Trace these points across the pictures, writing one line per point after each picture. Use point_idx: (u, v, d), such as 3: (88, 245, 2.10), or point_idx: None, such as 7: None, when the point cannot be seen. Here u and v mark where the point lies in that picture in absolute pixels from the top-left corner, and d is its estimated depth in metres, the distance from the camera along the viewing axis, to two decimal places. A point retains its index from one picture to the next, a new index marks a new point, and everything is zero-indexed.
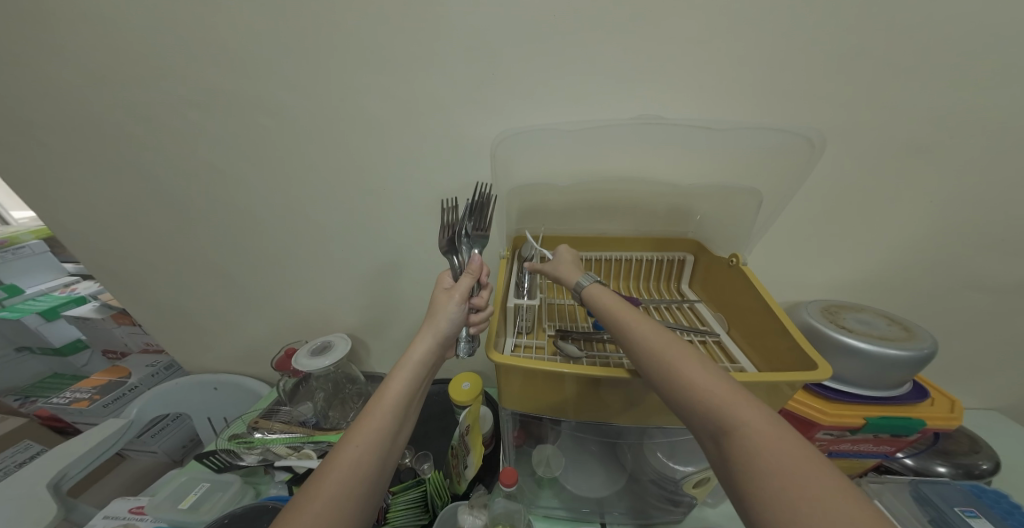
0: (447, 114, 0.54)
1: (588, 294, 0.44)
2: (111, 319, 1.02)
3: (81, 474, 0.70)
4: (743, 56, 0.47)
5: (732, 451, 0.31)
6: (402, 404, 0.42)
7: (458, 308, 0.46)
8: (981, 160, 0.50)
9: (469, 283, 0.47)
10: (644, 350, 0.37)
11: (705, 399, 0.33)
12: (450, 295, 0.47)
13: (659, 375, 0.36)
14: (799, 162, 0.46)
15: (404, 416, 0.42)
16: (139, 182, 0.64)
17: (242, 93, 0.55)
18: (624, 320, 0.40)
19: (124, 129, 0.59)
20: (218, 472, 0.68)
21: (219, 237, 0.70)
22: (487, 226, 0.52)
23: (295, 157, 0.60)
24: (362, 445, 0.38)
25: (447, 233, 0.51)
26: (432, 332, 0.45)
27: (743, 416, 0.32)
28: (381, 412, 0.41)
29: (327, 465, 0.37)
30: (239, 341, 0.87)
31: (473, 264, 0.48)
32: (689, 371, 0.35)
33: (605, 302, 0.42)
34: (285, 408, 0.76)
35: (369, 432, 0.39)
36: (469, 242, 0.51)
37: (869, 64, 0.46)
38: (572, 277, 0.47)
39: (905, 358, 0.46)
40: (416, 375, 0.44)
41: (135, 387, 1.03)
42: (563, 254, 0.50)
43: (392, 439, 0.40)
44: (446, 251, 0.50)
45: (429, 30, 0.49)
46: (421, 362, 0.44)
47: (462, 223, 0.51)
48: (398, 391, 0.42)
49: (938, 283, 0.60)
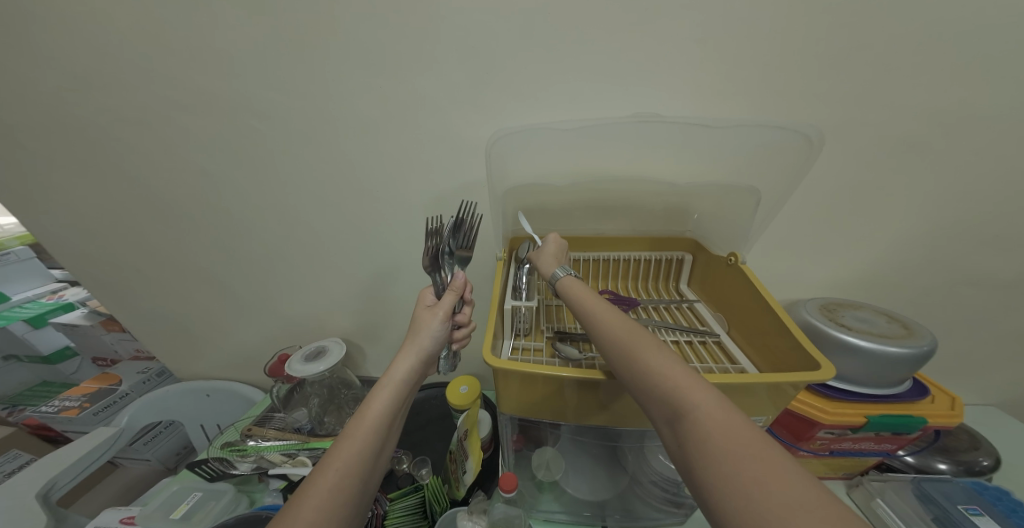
0: (442, 114, 0.53)
1: (562, 285, 0.44)
2: (100, 326, 1.00)
3: (71, 483, 0.67)
4: (739, 53, 0.46)
5: (690, 433, 0.30)
6: (382, 425, 0.41)
7: (441, 326, 0.46)
8: (978, 156, 0.50)
9: (453, 300, 0.47)
10: (609, 335, 0.37)
11: (663, 384, 0.33)
12: (434, 313, 0.47)
13: (620, 361, 0.36)
14: (796, 160, 0.45)
15: (385, 439, 0.41)
16: (125, 187, 0.63)
17: (229, 94, 0.53)
18: (589, 305, 0.40)
19: (109, 132, 0.57)
20: (212, 481, 0.67)
21: (210, 242, 0.68)
22: (470, 245, 0.53)
23: (285, 161, 0.58)
24: (340, 470, 0.37)
25: (429, 250, 0.49)
26: (414, 351, 0.45)
27: (697, 401, 0.31)
28: (360, 434, 0.39)
29: (303, 491, 0.35)
30: (232, 348, 0.86)
31: (457, 281, 0.48)
32: (649, 355, 0.34)
33: (573, 287, 0.43)
34: (279, 415, 0.75)
35: (348, 456, 0.38)
36: (451, 259, 0.51)
37: (864, 62, 0.46)
38: (550, 269, 0.47)
39: (905, 355, 0.46)
40: (397, 396, 0.43)
41: (126, 395, 1.01)
42: (550, 244, 0.50)
43: (373, 461, 0.39)
44: (429, 270, 0.48)
45: (421, 30, 0.48)
46: (402, 383, 0.44)
47: (444, 242, 0.50)
48: (378, 411, 0.41)
49: (935, 279, 0.61)
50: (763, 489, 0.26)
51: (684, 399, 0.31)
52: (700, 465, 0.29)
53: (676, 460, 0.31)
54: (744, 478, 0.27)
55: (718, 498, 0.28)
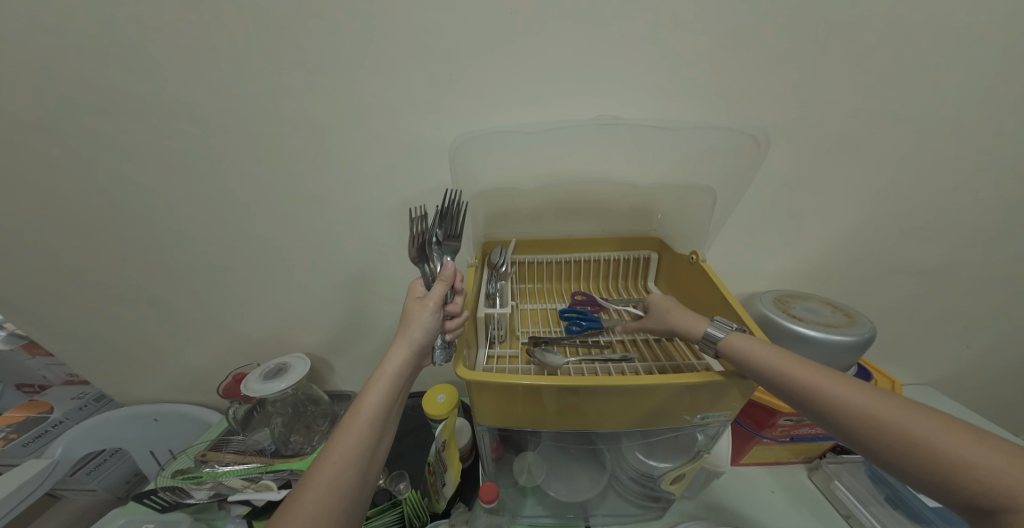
0: (399, 116, 0.51)
1: (727, 341, 0.41)
2: (22, 350, 0.90)
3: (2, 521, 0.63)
4: (689, 56, 0.48)
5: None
6: (378, 420, 0.40)
7: (432, 318, 0.43)
8: (902, 156, 0.55)
9: (444, 291, 0.43)
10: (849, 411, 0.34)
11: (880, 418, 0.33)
12: (424, 304, 0.43)
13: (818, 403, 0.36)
14: (750, 160, 0.47)
15: (381, 433, 0.40)
16: (43, 198, 0.56)
17: (159, 95, 0.49)
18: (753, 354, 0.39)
19: (18, 138, 0.51)
20: (163, 512, 0.62)
21: (147, 257, 0.63)
22: (459, 233, 0.49)
23: (230, 166, 0.54)
24: (338, 463, 0.37)
25: (417, 240, 0.47)
26: (405, 344, 0.42)
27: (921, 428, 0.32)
28: (357, 428, 0.39)
29: (303, 486, 0.36)
30: (180, 368, 0.79)
31: (446, 270, 0.44)
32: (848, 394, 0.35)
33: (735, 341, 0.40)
34: (238, 437, 0.70)
35: (345, 450, 0.38)
36: (440, 249, 0.48)
37: (802, 67, 0.49)
38: (697, 325, 0.43)
39: (849, 343, 0.48)
40: (391, 390, 0.41)
41: (59, 423, 0.90)
42: (659, 303, 0.47)
43: (370, 456, 0.39)
44: (416, 260, 0.46)
45: (372, 29, 0.46)
46: (395, 376, 0.42)
47: (433, 230, 0.47)
48: (372, 407, 0.40)
49: (874, 270, 0.66)
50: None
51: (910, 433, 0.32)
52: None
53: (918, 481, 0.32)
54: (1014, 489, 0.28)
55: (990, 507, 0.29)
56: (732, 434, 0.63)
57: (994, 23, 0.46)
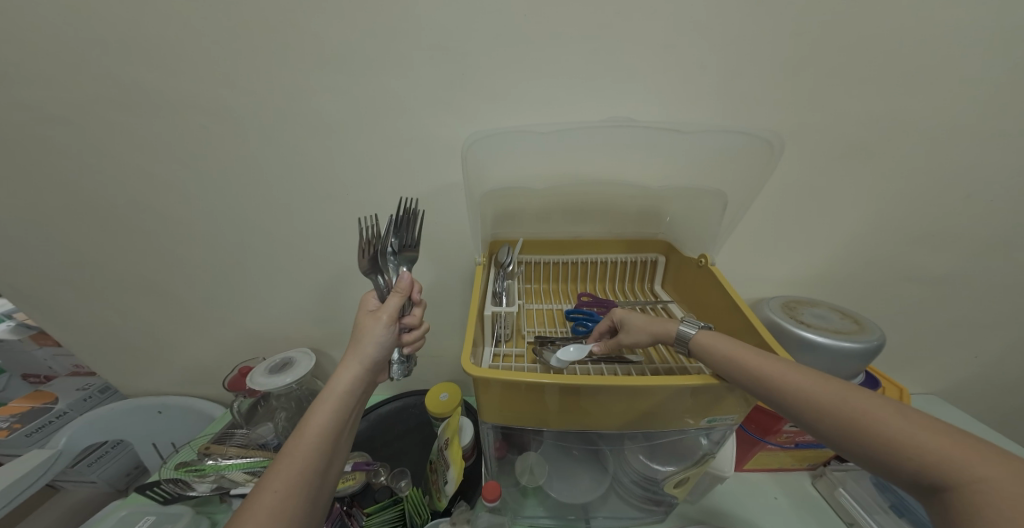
0: (410, 114, 0.51)
1: (696, 342, 0.42)
2: (30, 340, 0.90)
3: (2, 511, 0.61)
4: (702, 61, 0.48)
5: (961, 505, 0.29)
6: (326, 441, 0.39)
7: (386, 330, 0.45)
8: (914, 163, 0.54)
9: (399, 302, 0.45)
10: (803, 402, 0.36)
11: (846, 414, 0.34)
12: (377, 317, 0.45)
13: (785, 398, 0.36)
14: (761, 165, 0.47)
15: (330, 453, 0.39)
16: (59, 189, 0.57)
17: (177, 90, 0.50)
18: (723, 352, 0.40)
19: (37, 129, 0.52)
20: (166, 504, 0.62)
21: (158, 249, 0.63)
22: (413, 241, 0.52)
23: (243, 161, 0.55)
24: (280, 490, 0.35)
25: (369, 252, 0.49)
26: (357, 360, 0.43)
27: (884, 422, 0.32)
28: (303, 451, 0.38)
29: (242, 516, 0.34)
30: (186, 361, 0.79)
31: (402, 282, 0.46)
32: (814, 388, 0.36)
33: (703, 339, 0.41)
34: (242, 431, 0.71)
35: (289, 474, 0.36)
36: (396, 259, 0.51)
37: (815, 74, 0.49)
38: (670, 326, 0.44)
39: (858, 350, 0.48)
40: (341, 408, 0.41)
41: (62, 414, 0.90)
42: (631, 318, 0.46)
43: (317, 478, 0.38)
44: (369, 272, 0.48)
45: (388, 28, 0.46)
46: (346, 394, 0.42)
47: (387, 242, 0.50)
48: (320, 426, 0.39)
49: (883, 277, 0.65)
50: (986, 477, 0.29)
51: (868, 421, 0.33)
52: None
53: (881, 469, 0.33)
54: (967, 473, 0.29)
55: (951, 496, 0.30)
56: (736, 439, 0.63)
57: (1007, 34, 0.46)
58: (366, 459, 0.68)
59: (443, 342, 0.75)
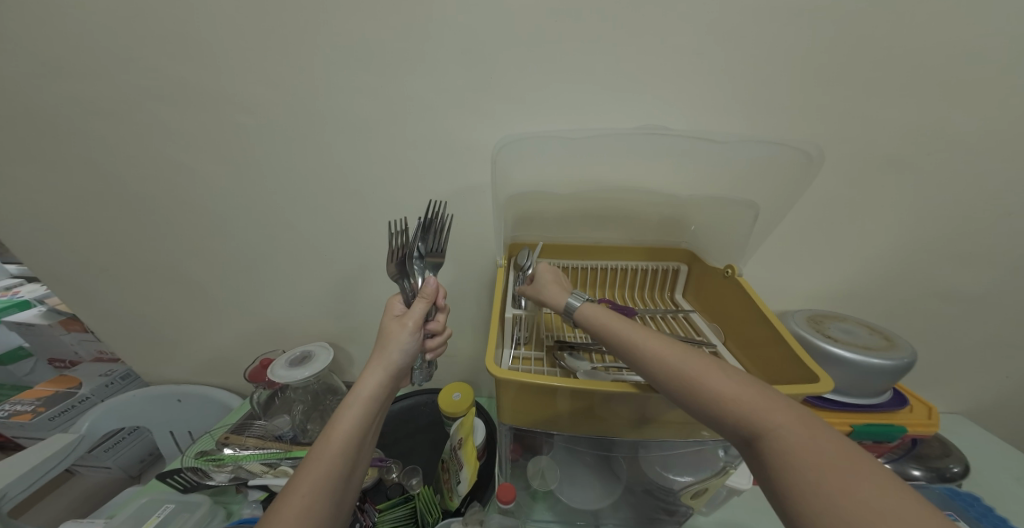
0: (437, 116, 0.52)
1: (581, 313, 0.43)
2: (59, 325, 0.93)
3: (23, 494, 0.62)
4: (736, 70, 0.48)
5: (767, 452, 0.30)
6: (352, 446, 0.39)
7: (411, 337, 0.45)
8: (952, 178, 0.53)
9: (424, 309, 0.45)
10: (653, 363, 0.36)
11: (733, 407, 0.32)
12: (402, 323, 0.45)
13: (676, 387, 0.35)
14: (801, 176, 0.47)
15: (355, 458, 0.40)
16: (98, 180, 0.59)
17: (215, 87, 0.51)
18: (626, 334, 0.39)
19: (81, 122, 0.54)
20: (184, 492, 0.63)
21: (188, 241, 0.65)
22: (440, 249, 0.52)
23: (273, 158, 0.56)
24: (307, 495, 0.36)
25: (397, 256, 0.50)
26: (382, 366, 0.43)
27: (776, 421, 0.31)
28: (328, 456, 0.38)
29: (268, 519, 0.34)
30: (207, 351, 0.81)
31: (428, 287, 0.46)
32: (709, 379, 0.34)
33: (601, 317, 0.41)
34: (259, 422, 0.72)
35: (315, 480, 0.37)
36: (422, 264, 0.51)
37: (852, 84, 0.48)
38: (559, 299, 0.45)
39: (887, 367, 0.47)
40: (365, 415, 0.41)
41: (85, 399, 0.93)
42: (542, 276, 0.48)
43: (343, 484, 0.38)
44: (395, 276, 0.49)
45: (421, 31, 0.47)
46: (370, 400, 0.42)
47: (414, 246, 0.50)
48: (344, 434, 0.39)
49: (911, 293, 0.64)
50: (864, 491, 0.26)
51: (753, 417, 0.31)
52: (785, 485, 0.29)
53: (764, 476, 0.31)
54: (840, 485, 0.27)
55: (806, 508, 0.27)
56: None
57: None
58: (380, 455, 0.69)
59: (458, 342, 0.75)
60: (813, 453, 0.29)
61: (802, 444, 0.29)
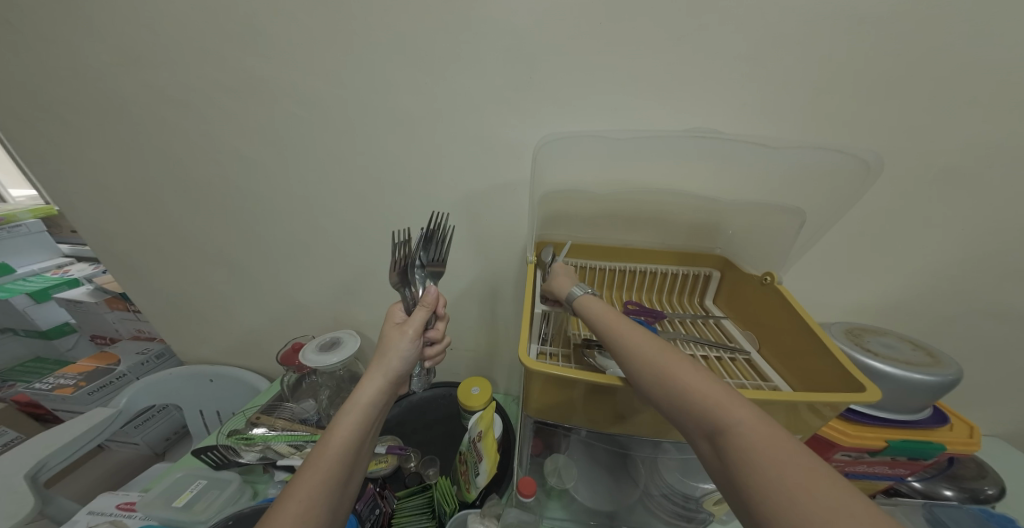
0: (477, 113, 0.53)
1: (580, 302, 0.44)
2: (104, 304, 0.99)
3: (61, 465, 0.65)
4: (784, 75, 0.47)
5: (726, 447, 0.31)
6: (349, 452, 0.40)
7: (410, 345, 0.46)
8: (1011, 191, 0.51)
9: (424, 317, 0.47)
10: (632, 353, 0.37)
11: (698, 400, 0.33)
12: (403, 330, 0.47)
13: (648, 377, 0.36)
14: (852, 184, 0.46)
15: (352, 464, 0.40)
16: (157, 165, 0.63)
17: (272, 80, 0.54)
18: (613, 322, 0.40)
19: (148, 110, 0.58)
20: (217, 470, 0.66)
21: (232, 226, 0.68)
22: (442, 257, 0.56)
23: (319, 148, 0.59)
24: (304, 501, 0.36)
25: (399, 265, 0.52)
26: (382, 374, 0.45)
27: (736, 416, 0.31)
28: (326, 461, 0.39)
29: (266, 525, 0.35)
30: (241, 333, 0.85)
31: (429, 296, 0.48)
32: (682, 373, 0.34)
33: (592, 304, 0.43)
34: (288, 404, 0.75)
35: (312, 485, 0.37)
36: (423, 273, 0.54)
37: (906, 91, 0.47)
38: (565, 289, 0.47)
39: (930, 383, 0.46)
40: (364, 421, 0.42)
41: (123, 375, 0.97)
42: (559, 269, 0.51)
43: (340, 489, 0.39)
44: (398, 285, 0.51)
45: (471, 32, 0.49)
46: (368, 407, 0.43)
47: (416, 255, 0.53)
48: (342, 440, 0.40)
49: (957, 309, 0.61)
50: (811, 495, 0.27)
51: (716, 412, 0.32)
52: (741, 483, 0.30)
53: (718, 473, 0.31)
54: (788, 486, 0.27)
55: (762, 506, 0.28)
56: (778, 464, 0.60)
57: None
58: (399, 443, 0.70)
59: (481, 337, 0.76)
60: (766, 452, 0.29)
61: (757, 444, 0.29)
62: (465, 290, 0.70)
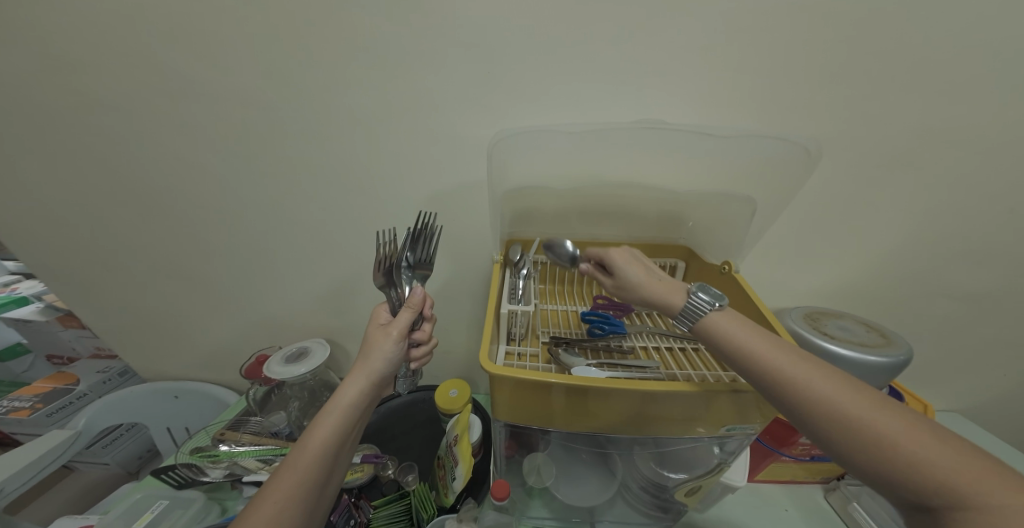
0: (435, 111, 0.52)
1: (704, 320, 0.39)
2: (56, 322, 0.93)
3: (20, 490, 0.61)
4: (739, 64, 0.47)
5: (936, 489, 0.30)
6: (329, 453, 0.40)
7: (395, 347, 0.44)
8: (954, 174, 0.52)
9: (409, 318, 0.45)
10: (799, 390, 0.34)
11: (892, 442, 0.31)
12: (387, 332, 0.44)
13: (827, 419, 0.33)
14: (797, 169, 0.47)
15: (331, 466, 0.40)
16: (97, 173, 0.59)
17: (214, 81, 0.51)
18: (765, 355, 0.36)
19: (80, 115, 0.54)
20: (179, 489, 0.63)
21: (185, 236, 0.65)
22: (430, 259, 0.52)
23: (271, 152, 0.56)
24: (279, 501, 0.37)
25: (384, 265, 0.50)
26: (364, 375, 0.43)
27: (934, 454, 0.30)
28: (302, 464, 0.39)
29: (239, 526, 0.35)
30: (205, 346, 0.81)
31: (415, 296, 0.46)
32: (868, 411, 0.32)
33: (722, 330, 0.38)
34: (256, 418, 0.72)
35: (288, 487, 0.37)
36: (410, 273, 0.51)
37: (855, 78, 0.47)
38: (674, 299, 0.40)
39: (884, 364, 0.47)
40: (345, 423, 0.41)
41: (83, 395, 0.92)
42: (631, 270, 0.44)
43: (317, 491, 0.39)
44: (382, 286, 0.49)
45: (425, 27, 0.47)
46: (350, 409, 0.42)
47: (401, 255, 0.50)
48: (321, 442, 0.40)
49: (911, 291, 0.63)
50: None
51: (911, 449, 0.30)
52: None
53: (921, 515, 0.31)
54: None
55: None
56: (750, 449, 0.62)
57: None
58: (376, 451, 0.69)
59: (456, 339, 0.75)
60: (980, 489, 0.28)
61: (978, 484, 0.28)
62: (436, 292, 0.69)
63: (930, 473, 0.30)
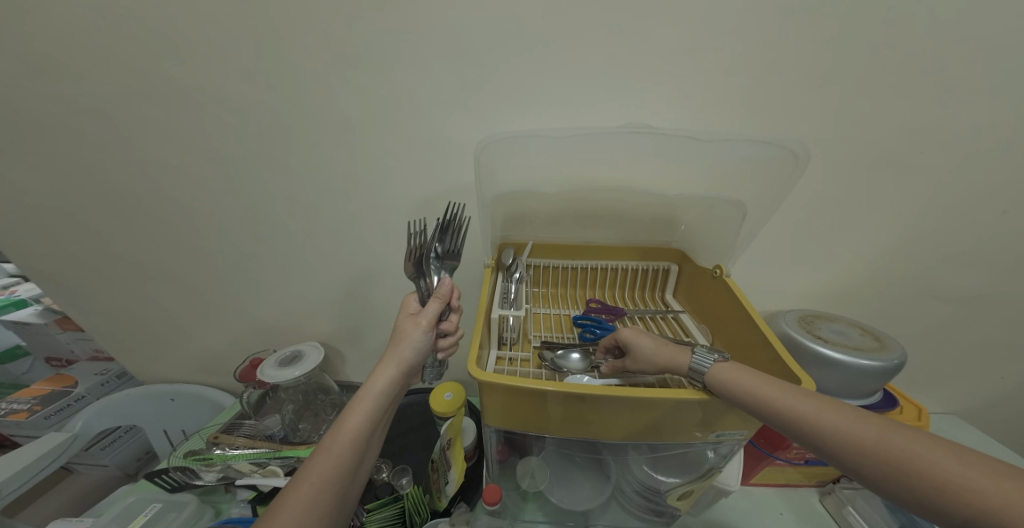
0: (423, 115, 0.52)
1: (713, 377, 0.38)
2: (54, 324, 0.93)
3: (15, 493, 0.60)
4: (728, 66, 0.47)
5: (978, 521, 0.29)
6: (364, 436, 0.40)
7: (424, 337, 0.43)
8: (947, 176, 0.52)
9: (438, 309, 0.44)
10: (815, 428, 0.34)
11: (920, 473, 0.30)
12: (417, 322, 0.44)
13: (849, 454, 0.33)
14: (786, 172, 0.46)
15: (364, 451, 0.40)
16: (88, 178, 0.59)
17: (202, 85, 0.51)
18: (771, 396, 0.36)
19: (70, 120, 0.54)
20: (173, 492, 0.63)
21: (178, 239, 0.65)
22: (458, 250, 0.50)
23: (261, 156, 0.56)
24: (316, 483, 0.37)
25: (413, 255, 0.48)
26: (394, 364, 0.43)
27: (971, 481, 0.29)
28: (336, 448, 0.39)
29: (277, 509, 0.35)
30: (200, 350, 0.81)
31: (444, 287, 0.45)
32: (888, 441, 0.32)
33: (727, 378, 0.37)
34: (250, 421, 0.72)
35: (323, 470, 0.37)
36: (439, 264, 0.49)
37: (845, 80, 0.47)
38: (682, 359, 0.40)
39: (876, 368, 0.47)
40: (378, 408, 0.41)
41: (81, 398, 0.92)
42: (642, 345, 0.43)
43: (351, 475, 0.39)
44: (413, 276, 0.46)
45: (411, 30, 0.47)
46: (382, 395, 0.42)
47: (431, 246, 0.48)
48: (355, 427, 0.40)
49: (906, 293, 0.63)
50: None
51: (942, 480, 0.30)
52: None
53: None
54: None
55: None
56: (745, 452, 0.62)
57: None
58: None
59: None
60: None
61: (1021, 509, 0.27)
62: None
63: (969, 502, 0.29)
